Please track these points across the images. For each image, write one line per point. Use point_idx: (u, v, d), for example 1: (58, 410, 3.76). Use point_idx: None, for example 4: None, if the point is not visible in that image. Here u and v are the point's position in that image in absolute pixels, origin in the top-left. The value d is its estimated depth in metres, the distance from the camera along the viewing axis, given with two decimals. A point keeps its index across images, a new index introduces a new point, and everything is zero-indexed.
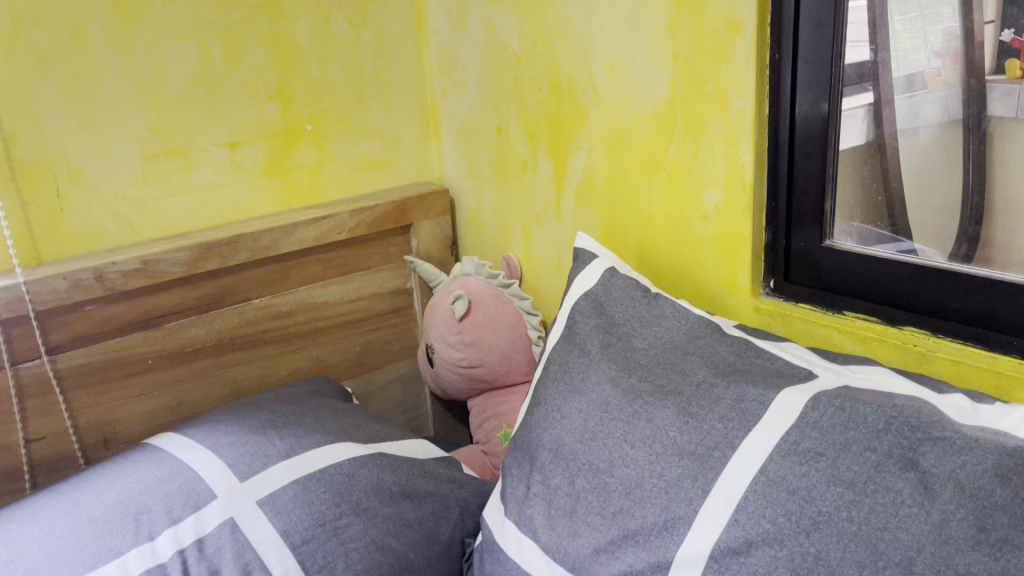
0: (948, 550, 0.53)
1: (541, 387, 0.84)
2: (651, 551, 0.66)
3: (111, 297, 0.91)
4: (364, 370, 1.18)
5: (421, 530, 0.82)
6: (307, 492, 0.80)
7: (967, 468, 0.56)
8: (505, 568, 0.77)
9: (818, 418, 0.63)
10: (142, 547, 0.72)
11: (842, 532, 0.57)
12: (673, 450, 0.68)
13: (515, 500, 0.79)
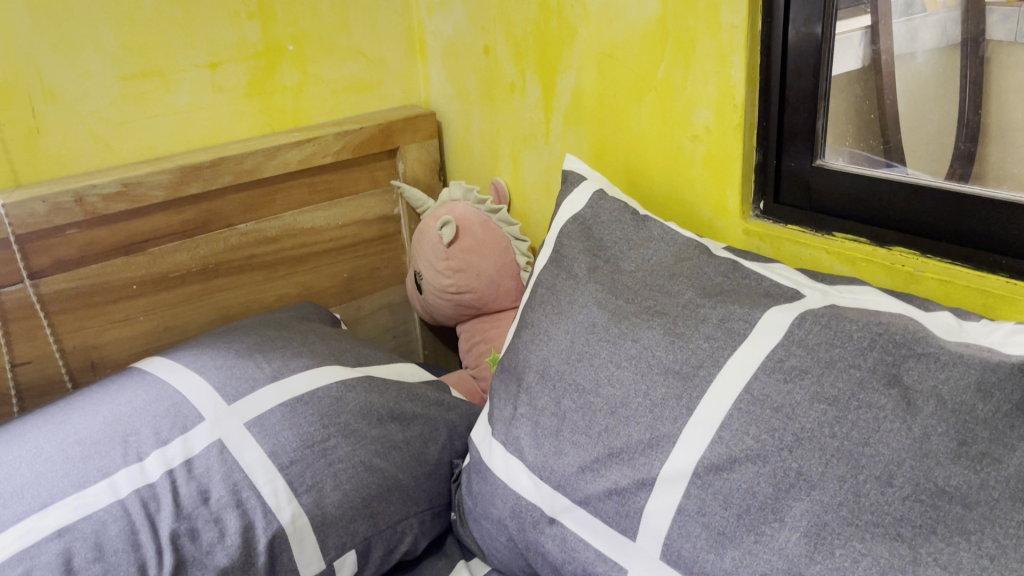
0: (929, 463, 0.54)
1: (528, 310, 0.84)
2: (636, 469, 0.67)
3: (93, 221, 0.90)
4: (353, 296, 1.17)
5: (410, 451, 0.83)
6: (295, 414, 0.80)
7: (950, 384, 0.56)
8: (493, 487, 0.78)
9: (803, 336, 0.63)
10: (130, 468, 0.73)
11: (825, 447, 0.58)
12: (659, 369, 0.69)
13: (502, 420, 0.80)
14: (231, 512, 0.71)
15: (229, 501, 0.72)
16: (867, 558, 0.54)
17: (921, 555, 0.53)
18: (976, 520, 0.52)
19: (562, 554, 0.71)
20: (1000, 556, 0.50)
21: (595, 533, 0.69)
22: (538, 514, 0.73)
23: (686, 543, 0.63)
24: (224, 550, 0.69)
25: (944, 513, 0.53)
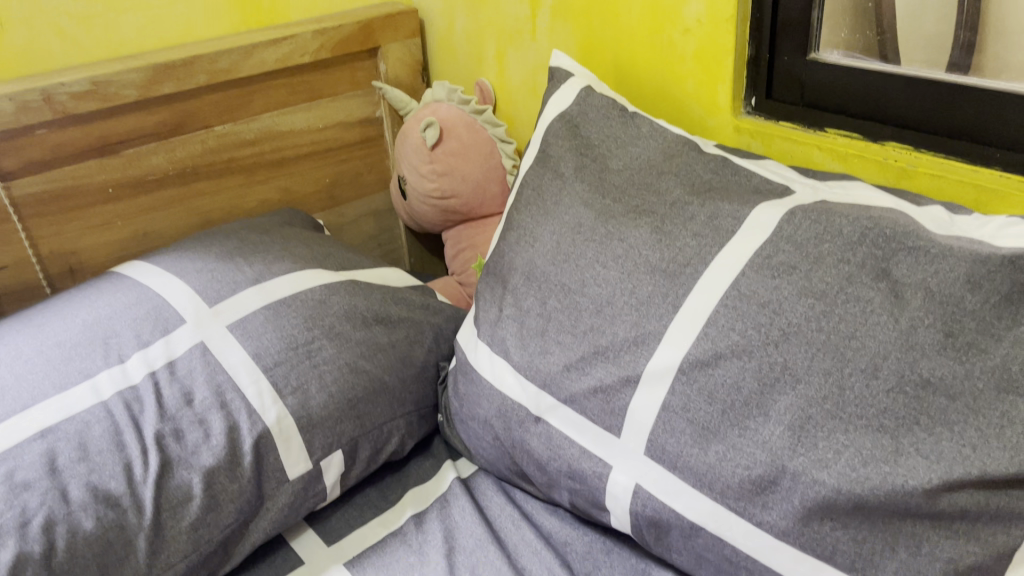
0: (914, 355, 0.54)
1: (514, 211, 0.82)
2: (621, 367, 0.67)
3: (63, 122, 0.87)
4: (337, 203, 1.15)
5: (395, 354, 0.82)
6: (278, 316, 0.79)
7: (939, 276, 0.56)
8: (479, 387, 0.78)
9: (793, 231, 0.62)
10: (112, 369, 0.72)
11: (811, 342, 0.58)
12: (646, 268, 0.68)
13: (487, 322, 0.79)
14: (215, 414, 0.71)
15: (213, 402, 0.72)
16: (849, 449, 0.55)
17: (902, 446, 0.53)
18: (959, 410, 0.52)
19: (547, 452, 0.72)
20: (982, 445, 0.51)
21: (581, 430, 0.69)
22: (523, 413, 0.73)
23: (670, 438, 0.63)
24: (210, 451, 0.69)
25: (927, 405, 0.53)
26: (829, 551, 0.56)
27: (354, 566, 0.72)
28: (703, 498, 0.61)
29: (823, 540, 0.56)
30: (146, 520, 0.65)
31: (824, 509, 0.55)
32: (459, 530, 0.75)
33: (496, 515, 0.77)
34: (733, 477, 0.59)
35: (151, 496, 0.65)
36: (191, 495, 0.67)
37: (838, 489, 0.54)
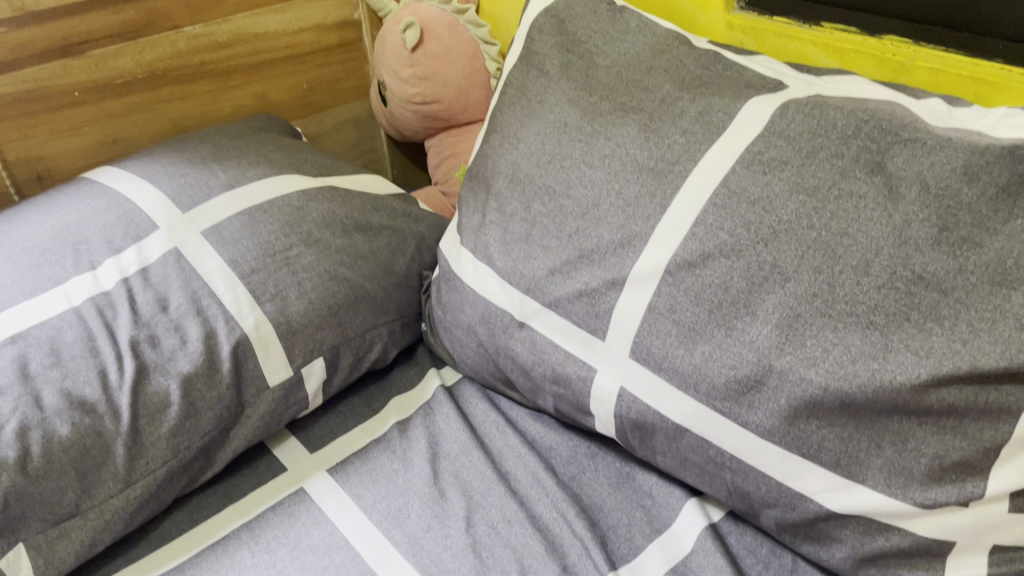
0: (907, 250, 0.53)
1: (497, 112, 0.79)
2: (606, 270, 0.65)
3: (23, 19, 0.83)
4: (314, 110, 1.12)
5: (377, 262, 0.80)
6: (254, 222, 0.77)
7: (935, 169, 0.54)
8: (462, 295, 0.76)
9: (785, 127, 0.60)
10: (82, 276, 0.70)
11: (801, 239, 0.56)
12: (633, 168, 0.65)
13: (470, 228, 0.77)
14: (191, 320, 0.69)
15: (188, 309, 0.70)
16: (838, 346, 0.54)
17: (892, 343, 0.52)
18: (951, 305, 0.51)
19: (532, 358, 0.70)
20: (972, 340, 0.50)
21: (565, 334, 0.68)
22: (507, 320, 0.72)
23: (656, 340, 0.62)
24: (187, 358, 0.68)
25: (919, 301, 0.52)
26: (814, 450, 0.56)
27: (338, 473, 0.72)
28: (688, 400, 0.61)
29: (809, 439, 0.56)
30: (123, 426, 0.64)
31: (810, 407, 0.55)
32: (444, 436, 0.75)
33: (480, 422, 0.77)
34: (719, 378, 0.58)
35: (127, 402, 0.64)
36: (169, 402, 0.66)
37: (825, 388, 0.54)
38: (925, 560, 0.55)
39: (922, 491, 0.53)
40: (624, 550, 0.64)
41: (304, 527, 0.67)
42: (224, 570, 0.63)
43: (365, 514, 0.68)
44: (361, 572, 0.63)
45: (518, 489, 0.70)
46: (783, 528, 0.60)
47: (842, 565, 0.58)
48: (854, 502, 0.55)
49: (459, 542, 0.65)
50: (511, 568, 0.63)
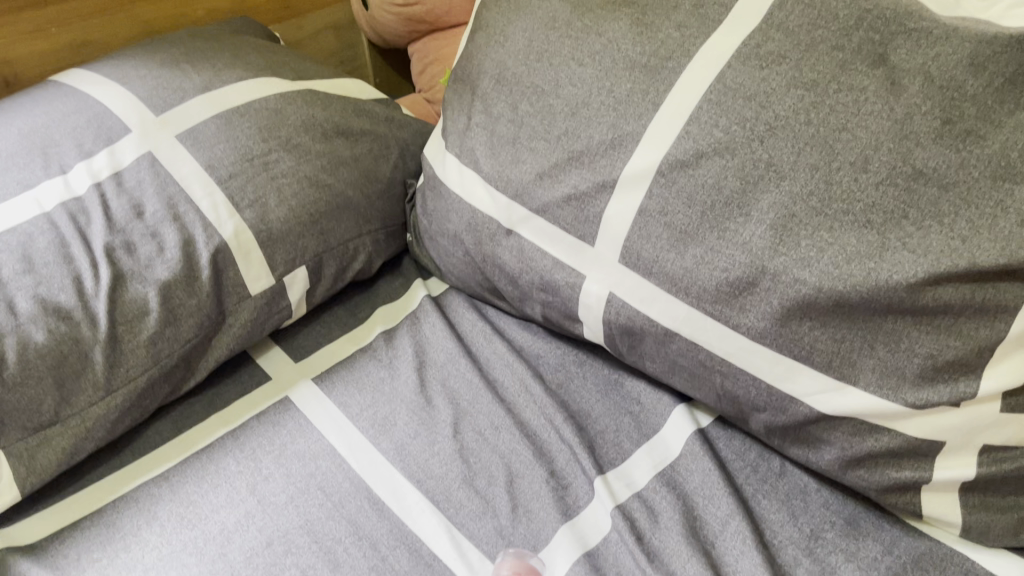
0: (908, 145, 0.51)
1: (483, 9, 0.76)
2: (596, 172, 0.63)
3: None
4: (292, 15, 1.08)
5: (359, 169, 0.78)
6: (231, 126, 0.74)
7: (940, 60, 0.52)
8: (447, 202, 0.74)
9: (784, 19, 0.57)
10: (53, 181, 0.68)
11: (798, 136, 0.54)
12: (625, 65, 0.63)
13: (456, 133, 0.74)
14: (168, 226, 0.67)
15: (165, 214, 0.68)
16: (834, 246, 0.52)
17: (889, 241, 0.51)
18: (951, 201, 0.50)
19: (519, 265, 0.69)
20: (972, 237, 0.49)
21: (554, 240, 0.66)
22: (494, 227, 0.70)
23: (646, 244, 0.60)
24: (165, 265, 0.66)
25: (919, 198, 0.50)
26: (806, 352, 0.55)
27: (323, 382, 0.71)
28: (679, 304, 0.59)
29: (801, 341, 0.55)
30: (101, 333, 0.62)
31: (803, 308, 0.54)
32: (430, 345, 0.74)
33: (466, 331, 0.76)
34: (711, 281, 0.57)
35: (104, 309, 0.63)
36: (148, 310, 0.65)
37: (819, 289, 0.53)
38: (914, 461, 0.55)
39: (915, 391, 0.52)
40: (612, 454, 0.64)
41: (290, 435, 0.66)
42: (210, 477, 0.63)
43: (351, 423, 0.67)
44: (348, 479, 0.63)
45: (505, 397, 0.69)
46: (772, 431, 0.60)
47: (831, 468, 0.58)
48: (844, 403, 0.54)
49: (447, 449, 0.65)
50: (499, 474, 0.63)
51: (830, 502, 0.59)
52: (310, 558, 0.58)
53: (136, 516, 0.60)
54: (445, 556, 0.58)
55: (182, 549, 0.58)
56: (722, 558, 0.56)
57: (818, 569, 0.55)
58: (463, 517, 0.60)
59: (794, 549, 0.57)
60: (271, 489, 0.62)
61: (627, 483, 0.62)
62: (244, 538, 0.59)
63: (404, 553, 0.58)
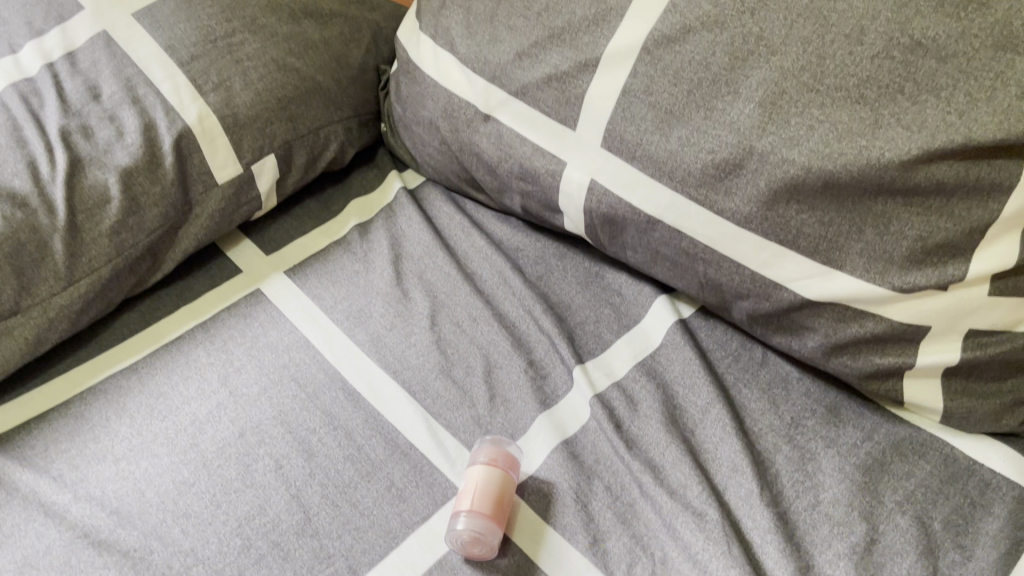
0: (908, 14, 0.48)
1: None
2: (578, 51, 0.59)
3: None
4: None
5: (329, 53, 0.73)
6: (192, 5, 0.69)
7: None
8: (422, 87, 0.70)
9: None
10: (4, 63, 0.66)
11: (791, 9, 0.52)
12: None
13: (431, 13, 0.70)
14: (127, 110, 0.64)
15: (123, 97, 0.64)
16: (825, 124, 0.50)
17: (882, 118, 0.49)
18: (949, 74, 0.47)
19: (497, 153, 0.66)
20: (969, 111, 0.47)
21: (533, 125, 0.63)
22: (471, 112, 0.67)
23: (630, 126, 0.57)
24: (125, 150, 0.63)
25: (915, 70, 0.48)
26: (792, 236, 0.53)
27: (295, 274, 0.68)
28: (662, 188, 0.57)
29: (788, 224, 0.53)
30: (60, 221, 0.60)
31: (791, 190, 0.52)
32: (406, 238, 0.71)
33: (444, 223, 0.73)
34: (696, 164, 0.55)
35: (62, 196, 0.60)
36: (109, 198, 0.62)
37: (808, 169, 0.51)
38: (898, 346, 0.54)
39: (902, 275, 0.51)
40: (591, 344, 0.63)
41: (262, 327, 0.64)
42: (181, 369, 0.62)
43: (325, 314, 0.65)
44: (322, 370, 0.61)
45: (484, 289, 0.67)
46: (755, 320, 0.58)
47: (813, 355, 0.57)
48: (830, 288, 0.53)
49: (423, 340, 0.63)
50: (476, 366, 0.62)
51: (811, 390, 0.59)
52: (284, 448, 0.57)
53: (105, 408, 0.59)
54: (422, 446, 0.57)
55: (152, 440, 0.57)
56: (702, 446, 0.56)
57: (798, 455, 0.55)
58: (439, 407, 0.59)
59: (775, 436, 0.56)
60: (243, 380, 0.61)
61: (606, 372, 0.61)
62: (216, 429, 0.58)
63: (381, 443, 0.57)
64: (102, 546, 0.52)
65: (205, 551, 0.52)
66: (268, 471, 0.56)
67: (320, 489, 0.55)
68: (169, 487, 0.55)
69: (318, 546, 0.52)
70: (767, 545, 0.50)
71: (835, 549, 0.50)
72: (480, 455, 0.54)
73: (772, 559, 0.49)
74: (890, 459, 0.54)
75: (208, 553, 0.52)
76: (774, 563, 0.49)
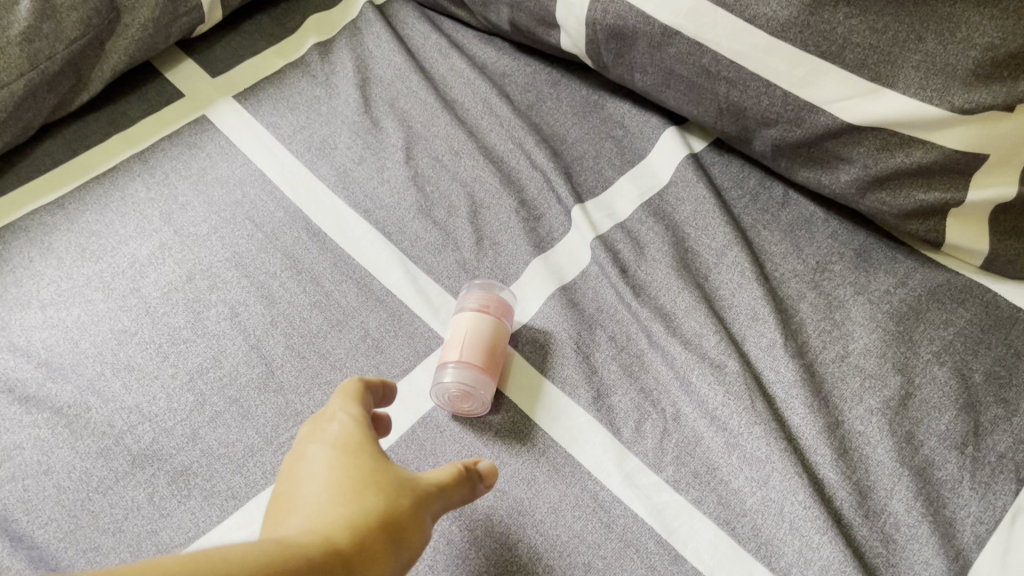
0: None
1: None
2: None
3: None
4: None
5: None
6: None
7: None
8: None
9: None
10: None
11: None
12: None
13: None
14: None
15: None
16: None
17: None
18: None
19: None
20: None
21: None
22: None
23: None
24: None
25: None
26: (837, 48, 0.45)
27: (247, 100, 0.59)
28: None
29: (833, 34, 0.45)
30: None
31: None
32: (375, 60, 0.62)
33: (418, 44, 0.64)
34: None
35: None
36: None
37: None
38: (946, 179, 0.47)
39: (965, 93, 0.43)
40: (591, 182, 0.55)
41: (210, 159, 0.56)
42: (116, 204, 0.53)
43: (283, 146, 0.56)
44: (281, 208, 0.53)
45: (466, 118, 0.59)
46: (781, 152, 0.51)
47: (846, 192, 0.50)
48: (876, 111, 0.46)
49: (398, 175, 0.55)
50: (460, 204, 0.54)
51: (838, 233, 0.52)
52: (240, 294, 0.49)
53: (27, 247, 0.51)
54: (399, 292, 0.50)
55: (85, 284, 0.49)
56: (717, 292, 0.49)
57: (824, 303, 0.49)
58: (420, 250, 0.52)
59: (798, 283, 0.50)
60: (190, 218, 0.53)
61: (608, 212, 0.53)
62: (161, 272, 0.50)
63: (352, 289, 0.50)
64: (30, 402, 0.45)
65: (151, 408, 0.45)
66: (222, 318, 0.48)
67: (283, 339, 0.48)
68: (106, 336, 0.47)
69: (283, 402, 0.45)
70: (792, 400, 0.44)
71: (867, 403, 0.45)
72: (468, 301, 0.47)
73: (799, 415, 0.44)
74: (926, 307, 0.48)
75: (155, 411, 0.45)
76: (801, 419, 0.44)
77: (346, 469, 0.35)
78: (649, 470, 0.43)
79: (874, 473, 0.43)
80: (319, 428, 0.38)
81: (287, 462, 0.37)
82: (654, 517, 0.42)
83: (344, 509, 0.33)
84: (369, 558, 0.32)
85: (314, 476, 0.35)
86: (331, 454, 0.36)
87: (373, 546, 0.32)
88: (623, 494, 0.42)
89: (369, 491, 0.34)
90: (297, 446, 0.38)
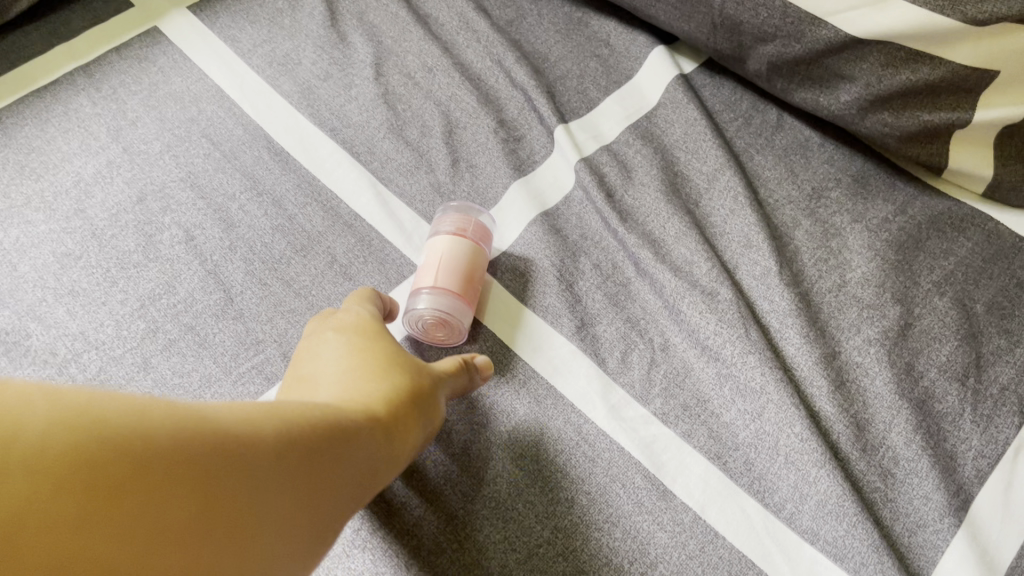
0: None
1: None
2: None
3: None
4: None
5: None
6: None
7: None
8: None
9: None
10: None
11: None
12: None
13: None
14: None
15: None
16: None
17: None
18: None
19: None
20: None
21: None
22: None
23: None
24: None
25: None
26: None
27: (203, 11, 0.54)
28: None
29: None
30: None
31: None
32: None
33: None
34: None
35: None
36: None
37: None
38: (954, 99, 0.44)
39: (977, 3, 0.39)
40: (575, 103, 0.52)
41: (163, 72, 0.51)
42: (59, 119, 0.49)
43: (242, 60, 0.52)
44: (241, 126, 0.49)
45: (440, 35, 0.55)
46: (777, 70, 0.48)
47: (845, 113, 0.47)
48: (882, 23, 0.42)
49: (367, 93, 0.51)
50: (434, 123, 0.50)
51: (834, 158, 0.49)
52: (196, 216, 0.46)
53: None
54: (370, 215, 0.46)
55: (25, 204, 0.45)
56: (708, 219, 0.47)
57: (820, 231, 0.46)
58: (391, 171, 0.48)
59: (793, 210, 0.47)
60: (141, 135, 0.48)
61: (594, 134, 0.50)
62: (108, 193, 0.46)
63: (319, 212, 0.46)
64: None
65: (98, 335, 0.41)
66: (176, 243, 0.45)
67: (243, 264, 0.44)
68: (48, 260, 0.43)
69: (242, 330, 0.42)
70: (788, 330, 0.42)
71: (864, 334, 0.42)
72: (444, 224, 0.43)
73: (795, 346, 0.42)
74: (926, 235, 0.46)
75: (102, 338, 0.41)
76: (796, 350, 0.41)
77: (372, 346, 0.35)
78: (636, 403, 0.41)
79: (872, 406, 0.40)
80: (333, 317, 0.38)
81: (302, 349, 0.37)
82: (641, 450, 0.39)
83: (377, 377, 0.33)
84: (403, 421, 0.33)
85: (338, 352, 0.35)
86: (351, 335, 0.36)
87: (407, 413, 0.33)
88: (608, 426, 0.40)
89: (396, 364, 0.34)
90: (310, 336, 0.37)
